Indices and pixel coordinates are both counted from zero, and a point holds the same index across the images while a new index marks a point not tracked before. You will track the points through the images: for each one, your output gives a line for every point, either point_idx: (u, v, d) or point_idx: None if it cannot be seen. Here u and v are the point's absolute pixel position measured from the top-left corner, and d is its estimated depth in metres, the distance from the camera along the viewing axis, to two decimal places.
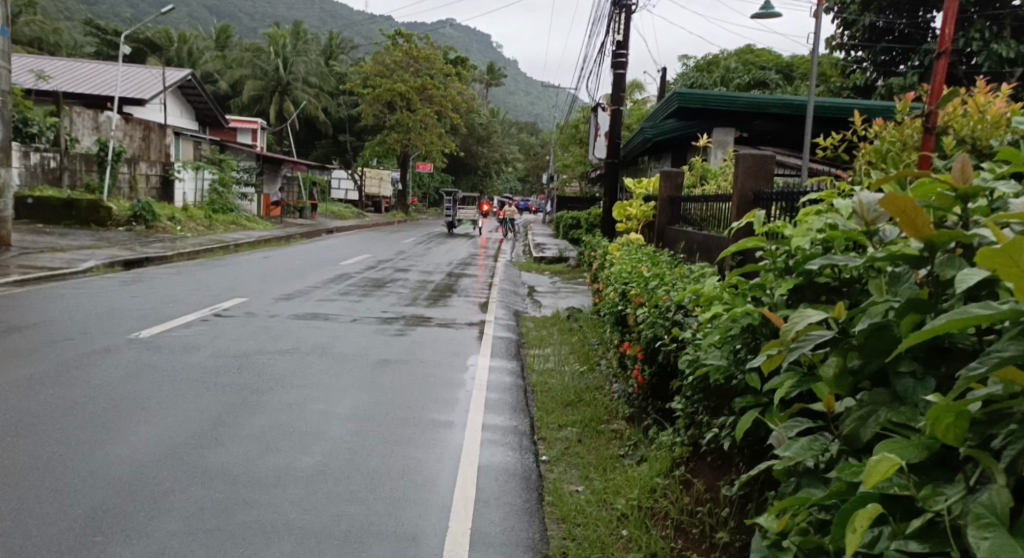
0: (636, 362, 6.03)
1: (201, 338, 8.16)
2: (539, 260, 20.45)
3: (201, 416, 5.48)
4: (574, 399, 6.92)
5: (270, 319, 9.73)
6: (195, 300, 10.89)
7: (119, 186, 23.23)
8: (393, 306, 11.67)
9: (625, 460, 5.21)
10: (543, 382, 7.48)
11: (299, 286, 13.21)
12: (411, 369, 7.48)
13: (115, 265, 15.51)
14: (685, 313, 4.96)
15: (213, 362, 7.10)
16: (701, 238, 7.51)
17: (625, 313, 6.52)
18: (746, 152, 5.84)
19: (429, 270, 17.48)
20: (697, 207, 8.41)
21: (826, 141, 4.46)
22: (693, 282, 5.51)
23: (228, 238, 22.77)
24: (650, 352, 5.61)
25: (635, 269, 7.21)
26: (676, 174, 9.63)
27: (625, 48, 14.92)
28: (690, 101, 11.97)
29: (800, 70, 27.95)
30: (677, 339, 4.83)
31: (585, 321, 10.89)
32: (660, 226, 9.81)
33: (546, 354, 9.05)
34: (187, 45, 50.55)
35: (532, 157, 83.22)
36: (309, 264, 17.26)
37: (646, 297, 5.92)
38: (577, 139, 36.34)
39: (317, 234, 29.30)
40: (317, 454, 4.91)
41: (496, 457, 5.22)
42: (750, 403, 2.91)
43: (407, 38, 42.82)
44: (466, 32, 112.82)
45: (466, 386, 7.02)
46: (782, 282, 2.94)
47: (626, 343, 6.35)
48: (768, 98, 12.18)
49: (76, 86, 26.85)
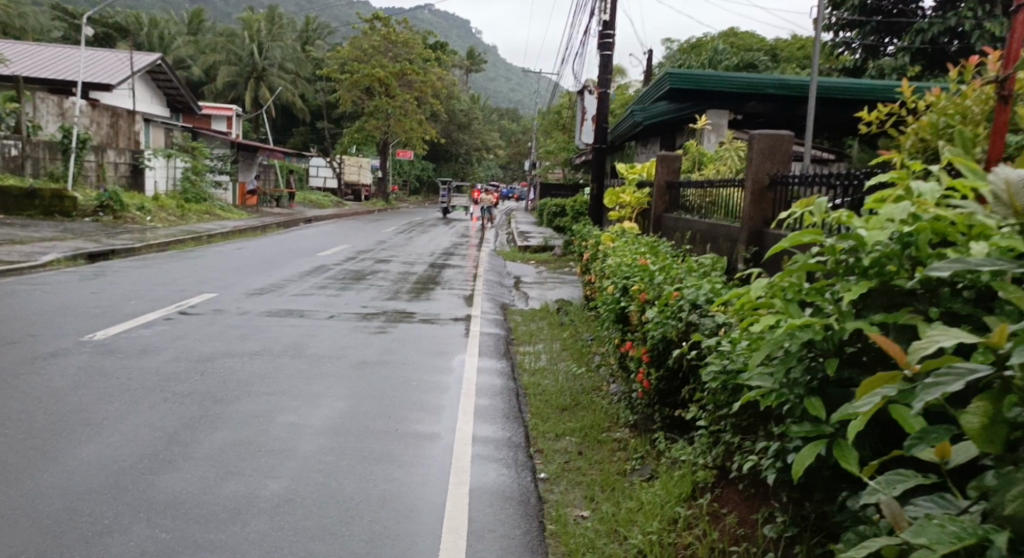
0: (640, 365, 5.46)
1: (161, 339, 7.52)
2: (524, 249, 19.84)
3: (154, 432, 4.89)
4: (570, 403, 6.42)
5: (240, 316, 9.08)
6: (159, 296, 10.22)
7: (85, 175, 22.41)
8: (372, 300, 11.05)
9: (632, 476, 4.67)
10: (536, 385, 6.94)
11: (272, 279, 12.54)
12: (392, 371, 6.91)
13: (78, 258, 14.80)
14: (704, 317, 4.40)
15: (172, 368, 6.47)
16: (706, 227, 6.94)
17: (626, 310, 5.96)
18: (764, 133, 5.25)
19: (410, 260, 16.89)
20: (700, 192, 7.83)
21: (872, 113, 3.91)
22: (709, 281, 4.96)
23: (201, 229, 22.06)
24: (658, 356, 5.05)
25: (636, 261, 6.63)
26: (674, 158, 9.05)
27: (612, 28, 14.30)
28: (682, 81, 11.39)
29: (787, 52, 27.40)
30: (693, 343, 4.27)
31: (576, 315, 10.37)
32: (656, 214, 9.22)
33: (537, 351, 8.52)
34: (159, 30, 49.50)
35: (514, 144, 82.33)
36: (285, 256, 16.56)
37: (650, 294, 5.36)
38: (560, 125, 35.76)
39: (294, 223, 28.57)
40: (286, 479, 4.33)
41: (490, 476, 4.66)
42: (809, 434, 2.33)
43: (385, 23, 41.90)
44: (446, 19, 111.74)
45: (452, 391, 6.42)
46: (850, 285, 2.37)
47: (627, 343, 5.78)
48: (764, 78, 11.58)
49: (40, 71, 25.93)
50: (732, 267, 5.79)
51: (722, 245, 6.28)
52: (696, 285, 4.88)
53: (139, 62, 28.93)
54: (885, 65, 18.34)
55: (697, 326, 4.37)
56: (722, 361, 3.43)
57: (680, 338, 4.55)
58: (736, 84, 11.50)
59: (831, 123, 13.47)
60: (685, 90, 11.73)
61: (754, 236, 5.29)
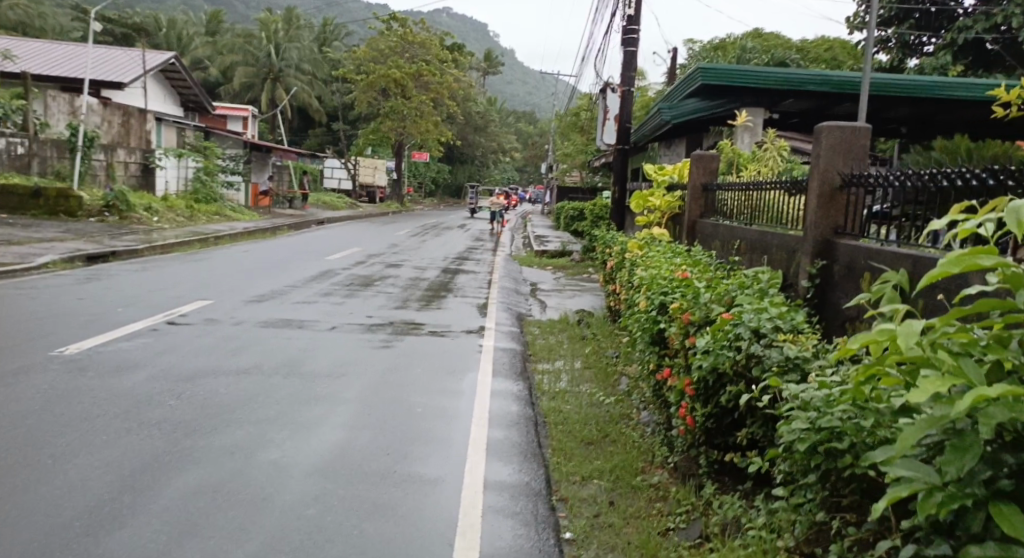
0: (681, 398, 4.65)
1: (141, 354, 6.71)
2: (540, 255, 19.02)
3: (107, 475, 4.13)
4: (597, 435, 5.68)
5: (234, 328, 8.29)
6: (150, 303, 9.46)
7: (94, 174, 21.78)
8: (378, 310, 10.25)
9: (676, 539, 3.88)
10: (557, 413, 6.16)
11: (275, 285, 11.78)
12: (395, 394, 6.15)
13: (76, 261, 14.11)
14: (771, 350, 3.59)
15: (146, 390, 5.67)
16: (753, 234, 6.10)
17: (664, 331, 5.15)
18: (834, 124, 4.44)
19: (422, 265, 16.09)
20: (742, 197, 7.06)
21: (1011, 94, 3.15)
22: (771, 304, 4.15)
23: (209, 230, 21.38)
24: (709, 389, 4.26)
25: (673, 274, 5.81)
26: (711, 158, 8.24)
27: (637, 23, 13.49)
28: (715, 77, 10.57)
29: (817, 52, 26.45)
30: (761, 384, 3.46)
31: (599, 329, 9.56)
32: (690, 221, 8.37)
33: (557, 371, 7.74)
34: (177, 31, 49.28)
35: (529, 147, 81.50)
36: (292, 260, 15.83)
37: (695, 315, 4.54)
38: (578, 127, 34.91)
39: (305, 225, 27.88)
40: (254, 544, 3.53)
41: (507, 540, 3.84)
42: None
43: (403, 23, 41.20)
44: (463, 23, 111.43)
45: (463, 419, 5.64)
46: None
47: (666, 369, 5.00)
48: (806, 75, 10.70)
49: (51, 68, 25.35)
50: (790, 283, 4.99)
51: (775, 259, 5.49)
52: (757, 308, 4.07)
53: (152, 61, 28.36)
54: (926, 65, 17.50)
55: (764, 361, 3.55)
56: (812, 416, 2.63)
57: (741, 370, 3.76)
58: (774, 79, 10.66)
59: (872, 125, 12.60)
60: (718, 86, 10.91)
61: (820, 246, 4.47)
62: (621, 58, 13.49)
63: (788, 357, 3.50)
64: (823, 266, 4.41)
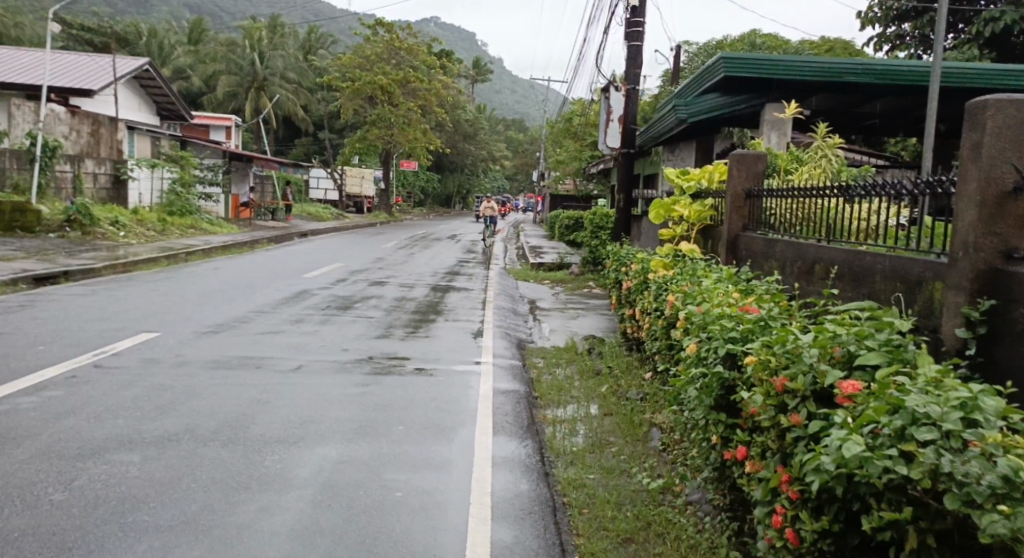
0: (770, 502, 3.18)
1: (40, 416, 5.24)
2: (536, 268, 17.57)
3: None
4: (636, 526, 4.19)
5: (174, 371, 6.78)
6: (84, 338, 7.95)
7: (57, 186, 20.15)
8: (356, 340, 8.76)
9: None
10: (585, 489, 4.67)
11: (239, 311, 10.30)
12: (369, 469, 4.68)
13: (20, 282, 12.58)
14: (970, 461, 2.19)
15: (23, 477, 4.21)
16: (839, 253, 4.64)
17: (736, 396, 3.65)
18: (1005, 98, 3.18)
19: (410, 281, 14.64)
20: (797, 206, 5.61)
21: None
22: (932, 369, 2.72)
23: (181, 245, 19.82)
24: (830, 495, 2.79)
25: (735, 311, 4.35)
26: (753, 158, 6.82)
27: (642, 15, 12.01)
28: (740, 68, 9.13)
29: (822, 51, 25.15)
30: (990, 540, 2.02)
31: (614, 360, 8.10)
32: (729, 234, 6.91)
33: (575, 421, 6.24)
34: (158, 40, 47.61)
35: (519, 155, 79.99)
36: (266, 278, 14.33)
37: (794, 381, 3.12)
38: (569, 134, 33.60)
39: (286, 238, 26.40)
40: None
41: None
42: None
43: (388, 28, 39.60)
44: (450, 32, 110.36)
45: (460, 512, 4.17)
46: None
47: (739, 448, 3.52)
48: (845, 63, 9.23)
49: (13, 75, 23.55)
50: (927, 329, 3.58)
51: (889, 287, 4.03)
52: (913, 378, 2.63)
53: (123, 67, 26.74)
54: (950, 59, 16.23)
55: (960, 481, 2.16)
56: None
57: (906, 489, 2.32)
58: (809, 69, 9.22)
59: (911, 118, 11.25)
60: (744, 80, 9.47)
61: (983, 280, 3.18)
62: (625, 53, 12.04)
63: (1004, 480, 2.12)
64: (994, 306, 3.09)
